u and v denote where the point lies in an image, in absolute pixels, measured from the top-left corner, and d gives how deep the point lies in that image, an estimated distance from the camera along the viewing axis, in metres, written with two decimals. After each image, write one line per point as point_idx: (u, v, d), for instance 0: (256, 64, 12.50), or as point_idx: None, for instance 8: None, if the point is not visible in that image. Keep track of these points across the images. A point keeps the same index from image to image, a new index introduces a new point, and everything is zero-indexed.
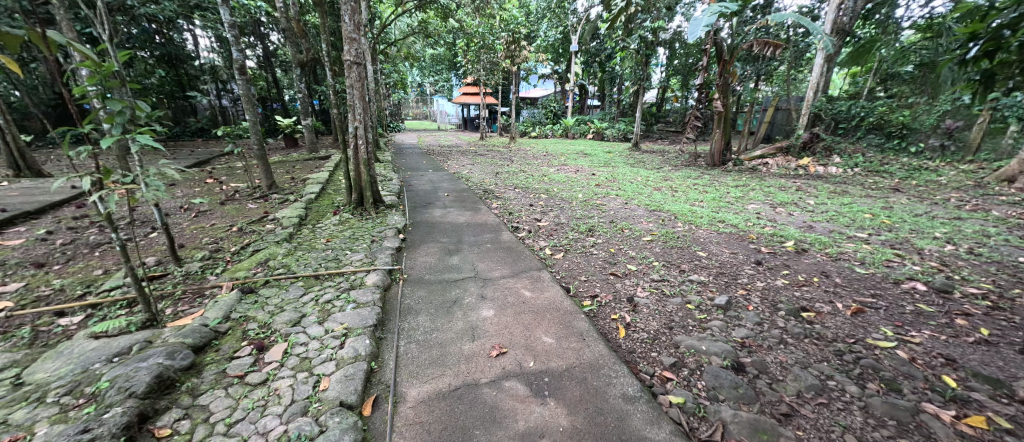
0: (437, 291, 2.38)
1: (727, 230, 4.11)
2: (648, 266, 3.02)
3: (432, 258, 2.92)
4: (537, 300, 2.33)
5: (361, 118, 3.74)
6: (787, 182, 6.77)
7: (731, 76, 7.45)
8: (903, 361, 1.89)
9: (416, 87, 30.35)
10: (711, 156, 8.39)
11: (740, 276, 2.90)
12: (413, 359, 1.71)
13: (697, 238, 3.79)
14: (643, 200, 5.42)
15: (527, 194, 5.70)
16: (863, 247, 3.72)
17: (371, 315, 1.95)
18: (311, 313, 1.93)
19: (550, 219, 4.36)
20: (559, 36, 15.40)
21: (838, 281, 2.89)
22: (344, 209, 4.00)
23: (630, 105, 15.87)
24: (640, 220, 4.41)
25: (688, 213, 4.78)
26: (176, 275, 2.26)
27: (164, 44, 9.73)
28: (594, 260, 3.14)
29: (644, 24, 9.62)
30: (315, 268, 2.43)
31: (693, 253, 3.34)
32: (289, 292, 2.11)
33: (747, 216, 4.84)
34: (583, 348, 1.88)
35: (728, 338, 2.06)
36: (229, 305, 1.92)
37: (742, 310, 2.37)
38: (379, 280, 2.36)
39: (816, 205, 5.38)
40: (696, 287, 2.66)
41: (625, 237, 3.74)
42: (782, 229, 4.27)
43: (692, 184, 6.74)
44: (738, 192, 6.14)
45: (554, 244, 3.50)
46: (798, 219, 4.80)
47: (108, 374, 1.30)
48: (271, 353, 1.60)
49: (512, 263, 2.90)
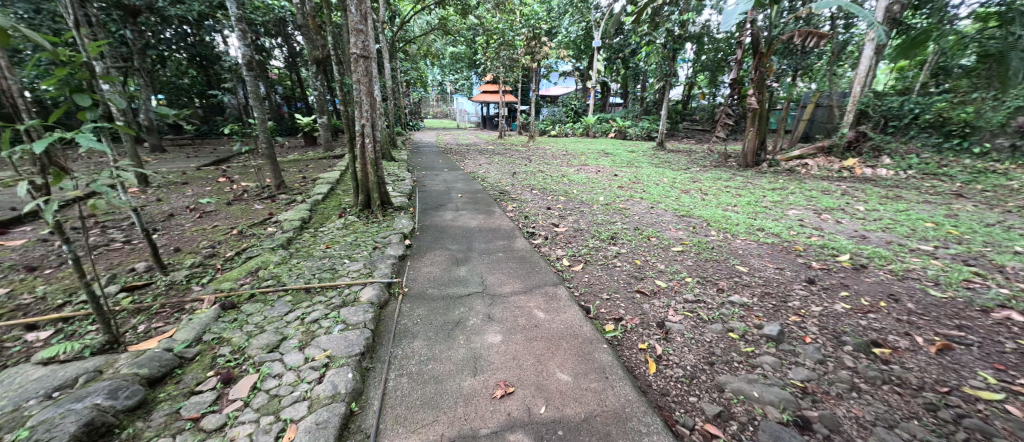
0: (438, 310, 2.11)
1: (767, 240, 3.66)
2: (680, 283, 2.64)
3: (437, 269, 2.65)
4: (552, 324, 2.02)
5: (368, 116, 3.52)
6: (831, 185, 6.15)
7: (768, 70, 6.85)
8: (1022, 423, 1.47)
9: (436, 86, 30.51)
10: (744, 156, 7.81)
11: (789, 298, 2.49)
12: (402, 398, 1.45)
13: (734, 248, 3.38)
14: (670, 204, 5.01)
15: (544, 196, 5.38)
16: (932, 263, 3.20)
17: (360, 340, 1.70)
18: (292, 335, 1.70)
19: (569, 224, 4.04)
20: (581, 32, 14.88)
21: (912, 308, 2.43)
22: (350, 212, 3.80)
23: (654, 102, 15.25)
24: (667, 227, 4.02)
25: (721, 219, 4.34)
26: (159, 285, 2.09)
27: (195, 45, 9.79)
28: (618, 273, 2.80)
29: (671, 18, 9.12)
30: (307, 280, 2.21)
31: (732, 267, 2.94)
32: (274, 309, 1.89)
33: (788, 224, 4.34)
34: (605, 390, 1.56)
35: (785, 381, 1.69)
36: (204, 324, 1.71)
37: (798, 343, 1.98)
38: (376, 296, 2.11)
39: (867, 212, 4.81)
40: (738, 312, 2.27)
41: (652, 247, 3.37)
42: (831, 239, 3.78)
43: (722, 187, 6.24)
44: (775, 196, 5.62)
45: (572, 253, 3.18)
46: (847, 227, 4.28)
47: (34, 418, 1.08)
48: (237, 388, 1.37)
49: (525, 277, 2.60)
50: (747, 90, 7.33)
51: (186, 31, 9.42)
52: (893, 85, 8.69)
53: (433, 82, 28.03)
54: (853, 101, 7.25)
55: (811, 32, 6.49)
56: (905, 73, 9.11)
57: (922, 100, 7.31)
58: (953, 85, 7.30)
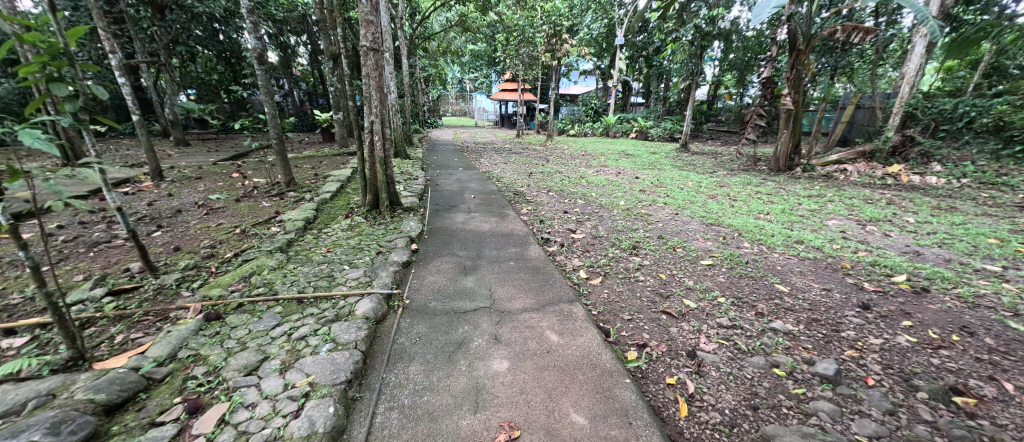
0: (440, 328, 1.91)
1: (809, 255, 3.29)
2: (712, 305, 2.35)
3: (443, 279, 2.46)
4: (565, 350, 1.78)
5: (378, 112, 3.36)
6: (874, 193, 5.65)
7: (806, 68, 6.40)
8: None
9: (455, 85, 30.58)
10: (776, 160, 7.33)
11: (841, 327, 2.17)
12: (389, 439, 1.24)
13: (772, 264, 3.05)
14: (696, 210, 4.67)
15: (561, 198, 5.13)
16: (1005, 287, 2.77)
17: (348, 364, 1.50)
18: (275, 355, 1.52)
19: (587, 230, 3.78)
20: (603, 30, 14.42)
21: (992, 344, 2.05)
22: (357, 212, 3.65)
23: (678, 102, 14.68)
24: (694, 236, 3.71)
25: (754, 229, 3.98)
26: (147, 289, 1.96)
27: (224, 42, 10.01)
28: (641, 289, 2.53)
29: (700, 13, 8.65)
30: (301, 289, 2.03)
31: (771, 287, 2.62)
32: (261, 322, 1.72)
33: (829, 236, 3.95)
34: (629, 440, 1.31)
35: (849, 437, 1.40)
36: (182, 338, 1.56)
37: (858, 386, 1.67)
38: (372, 309, 1.92)
39: (917, 224, 4.33)
40: (783, 342, 1.98)
41: (678, 259, 3.07)
42: (882, 255, 3.38)
43: (752, 192, 5.83)
44: (812, 204, 5.18)
45: (590, 264, 2.92)
46: (896, 241, 3.84)
47: None
48: (202, 421, 1.19)
49: (537, 291, 2.37)
50: (781, 90, 6.84)
51: (215, 28, 9.64)
52: (941, 86, 7.91)
53: (452, 80, 27.89)
54: (900, 102, 6.65)
55: (856, 27, 5.98)
56: (957, 72, 8.36)
57: (980, 103, 6.60)
58: (1011, 86, 6.61)
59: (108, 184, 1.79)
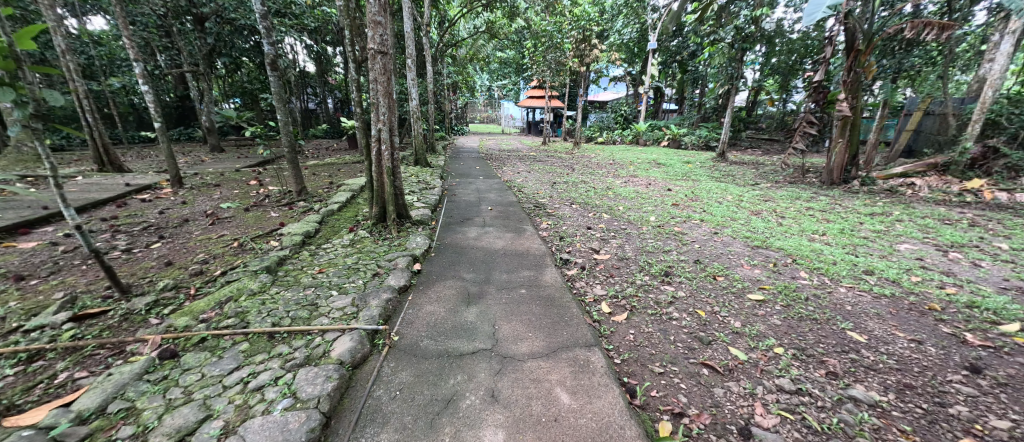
0: (428, 377, 1.59)
1: (884, 291, 2.71)
2: (767, 357, 1.89)
3: (442, 310, 2.15)
4: (577, 418, 1.41)
5: (385, 118, 3.12)
6: (951, 212, 4.85)
7: (867, 70, 5.65)
8: None
9: (485, 93, 30.77)
10: (828, 171, 6.56)
11: (947, 399, 1.64)
12: None
13: (840, 302, 2.51)
14: (739, 229, 4.13)
15: (585, 212, 4.73)
16: None
17: (301, 433, 1.20)
18: (219, 413, 1.25)
19: (612, 250, 3.37)
20: (635, 34, 13.86)
21: None
22: (362, 225, 3.43)
23: (714, 109, 13.85)
24: (737, 262, 3.20)
25: (811, 254, 3.40)
26: (115, 314, 1.79)
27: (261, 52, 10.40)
28: (675, 332, 2.10)
29: (741, 13, 7.95)
30: (276, 321, 1.78)
31: (842, 335, 2.11)
32: (219, 364, 1.48)
33: (904, 264, 3.30)
34: None
35: None
36: (121, 385, 1.33)
37: None
38: (349, 351, 1.63)
39: (1014, 252, 3.58)
40: (869, 421, 1.50)
41: (720, 291, 2.60)
42: (978, 292, 2.73)
43: (802, 208, 5.17)
44: (875, 223, 4.49)
45: (614, 295, 2.52)
46: (994, 275, 3.13)
47: None
48: None
49: (550, 330, 2.00)
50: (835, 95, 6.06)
51: None
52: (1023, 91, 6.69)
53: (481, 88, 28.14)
54: (979, 108, 5.69)
55: (929, 22, 5.16)
56: None
57: None
58: None
59: (65, 198, 1.61)
